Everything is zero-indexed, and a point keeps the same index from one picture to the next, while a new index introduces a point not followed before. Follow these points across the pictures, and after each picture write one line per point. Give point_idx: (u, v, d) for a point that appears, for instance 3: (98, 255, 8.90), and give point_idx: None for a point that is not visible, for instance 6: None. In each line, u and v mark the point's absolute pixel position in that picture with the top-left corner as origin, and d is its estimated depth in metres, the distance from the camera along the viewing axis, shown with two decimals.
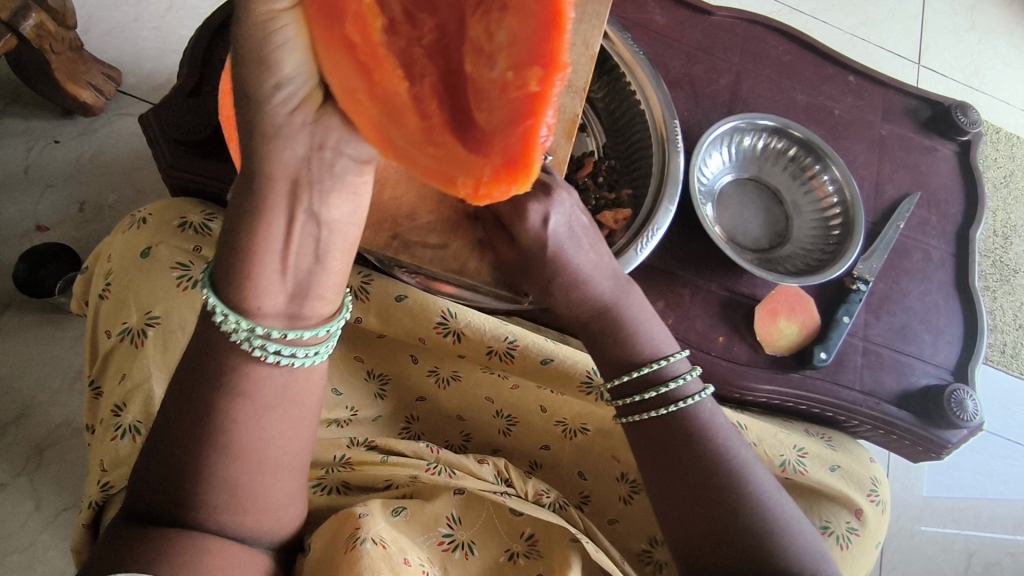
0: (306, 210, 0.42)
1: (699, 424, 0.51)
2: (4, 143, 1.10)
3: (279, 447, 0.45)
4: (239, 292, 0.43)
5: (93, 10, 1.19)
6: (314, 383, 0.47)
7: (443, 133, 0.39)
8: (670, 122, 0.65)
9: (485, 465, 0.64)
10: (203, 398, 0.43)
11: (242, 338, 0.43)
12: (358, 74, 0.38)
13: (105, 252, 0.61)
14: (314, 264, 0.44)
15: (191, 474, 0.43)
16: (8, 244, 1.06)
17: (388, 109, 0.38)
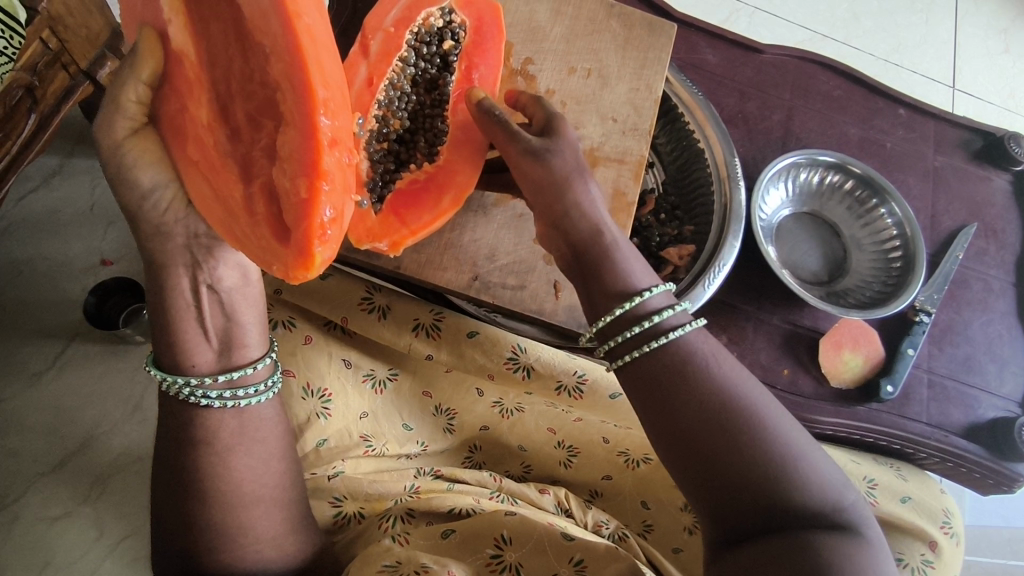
0: (206, 281, 0.47)
1: (694, 360, 0.45)
2: (72, 181, 1.15)
3: (252, 482, 0.50)
4: (178, 357, 0.48)
5: None
6: (265, 420, 0.51)
7: (264, 227, 0.41)
8: (731, 161, 0.67)
9: (545, 495, 0.67)
10: (179, 456, 0.49)
11: (185, 393, 0.48)
12: (204, 180, 0.42)
13: None
14: (228, 320, 0.49)
15: (184, 524, 0.49)
16: (73, 277, 1.10)
17: (225, 206, 0.41)
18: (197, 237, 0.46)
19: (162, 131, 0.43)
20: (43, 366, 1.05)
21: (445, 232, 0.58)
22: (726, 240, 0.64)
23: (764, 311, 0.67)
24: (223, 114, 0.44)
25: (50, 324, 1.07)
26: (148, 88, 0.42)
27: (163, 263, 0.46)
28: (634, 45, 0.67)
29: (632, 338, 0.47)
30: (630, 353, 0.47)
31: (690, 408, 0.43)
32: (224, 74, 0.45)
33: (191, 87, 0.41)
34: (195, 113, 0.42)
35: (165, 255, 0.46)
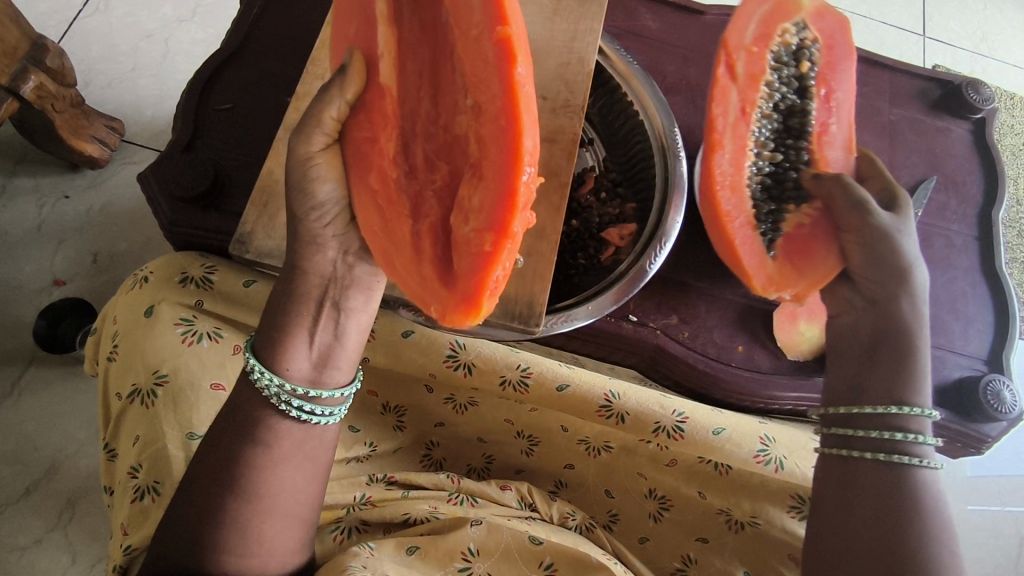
0: (331, 301, 0.48)
1: (921, 490, 0.47)
2: (17, 202, 1.12)
3: (291, 496, 0.47)
4: (276, 355, 0.47)
5: (92, 64, 1.21)
6: (327, 441, 0.49)
7: (431, 279, 0.43)
8: (671, 131, 0.63)
9: (507, 492, 0.65)
10: (226, 445, 0.47)
11: (272, 394, 0.47)
12: (375, 212, 0.45)
13: (113, 311, 0.60)
14: (333, 338, 0.49)
15: (209, 515, 0.45)
16: (25, 301, 1.07)
17: (392, 240, 0.44)
18: (346, 257, 0.49)
19: (347, 152, 0.47)
20: (2, 393, 1.02)
21: None
22: (668, 215, 0.60)
23: (716, 287, 0.64)
24: (404, 152, 0.47)
25: (5, 351, 1.04)
26: (348, 106, 0.45)
27: (300, 265, 0.48)
28: (564, 15, 0.62)
29: (885, 445, 0.49)
30: (867, 455, 0.49)
31: (848, 522, 0.47)
32: (410, 115, 0.48)
33: (384, 120, 0.45)
34: (384, 146, 0.45)
35: (312, 266, 0.48)
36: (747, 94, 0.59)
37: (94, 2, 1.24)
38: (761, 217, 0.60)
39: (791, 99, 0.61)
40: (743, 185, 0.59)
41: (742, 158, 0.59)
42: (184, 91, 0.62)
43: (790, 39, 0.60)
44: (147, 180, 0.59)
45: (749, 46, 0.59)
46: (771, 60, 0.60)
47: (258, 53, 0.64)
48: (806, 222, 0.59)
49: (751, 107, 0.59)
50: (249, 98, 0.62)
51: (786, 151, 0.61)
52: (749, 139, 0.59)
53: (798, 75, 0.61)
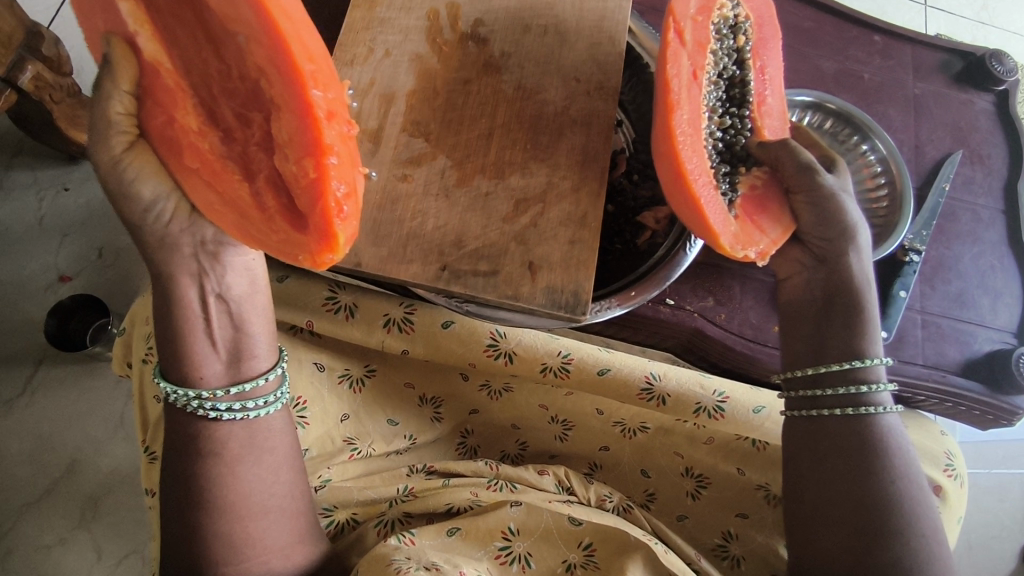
0: (214, 294, 0.49)
1: (882, 434, 0.52)
2: (15, 197, 1.09)
3: (262, 493, 0.49)
4: (188, 368, 0.49)
5: (85, 51, 1.17)
6: (275, 430, 0.51)
7: (280, 227, 0.43)
8: None
9: (546, 476, 0.64)
10: (182, 468, 0.49)
11: (193, 404, 0.49)
12: (206, 188, 0.44)
13: (144, 311, 0.59)
14: (236, 331, 0.50)
15: (189, 536, 0.48)
16: (31, 298, 1.05)
17: (235, 207, 0.44)
18: (204, 246, 0.48)
19: (152, 144, 0.45)
20: (15, 393, 1.00)
21: (406, 222, 0.54)
22: None
23: (751, 268, 0.64)
24: (209, 119, 0.46)
25: (14, 350, 1.02)
26: (131, 98, 0.44)
27: (168, 275, 0.48)
28: None
29: (843, 398, 0.53)
30: (835, 410, 0.53)
31: (822, 466, 0.52)
32: (200, 83, 0.47)
33: (175, 102, 0.44)
34: (184, 121, 0.44)
35: (178, 268, 0.48)
36: (697, 59, 0.51)
37: None
38: (720, 180, 0.53)
39: (732, 70, 0.53)
40: (704, 143, 0.50)
41: (701, 120, 0.50)
42: None
43: (726, 14, 0.53)
44: None
45: (694, 14, 0.51)
46: (715, 28, 0.52)
47: None
48: (758, 185, 0.54)
49: (702, 71, 0.51)
50: None
51: (736, 117, 0.53)
52: (705, 103, 0.51)
53: (736, 48, 0.53)
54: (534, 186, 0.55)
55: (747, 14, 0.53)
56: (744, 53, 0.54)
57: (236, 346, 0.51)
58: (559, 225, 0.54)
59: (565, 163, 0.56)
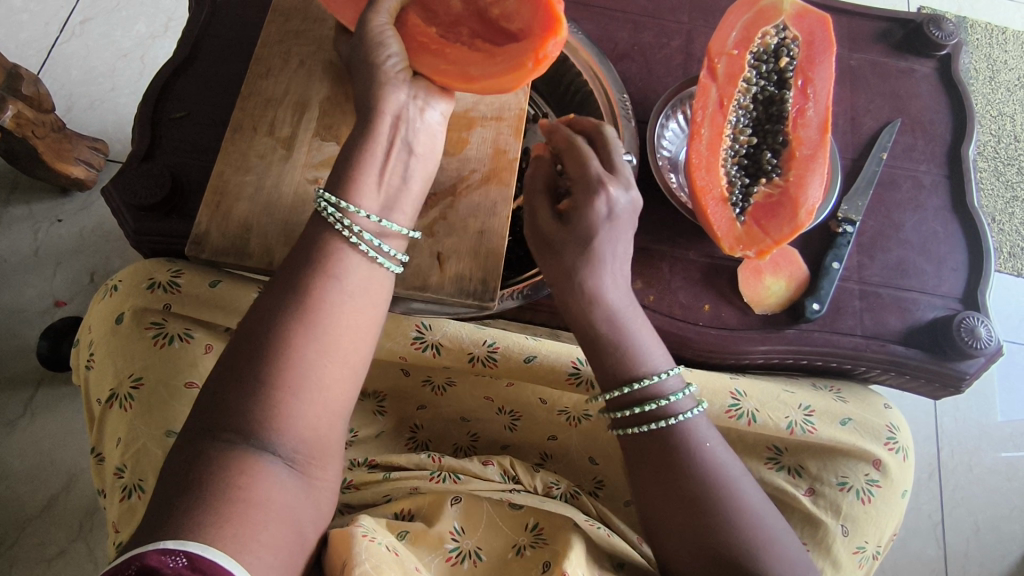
0: (403, 141, 0.47)
1: (690, 445, 0.47)
2: (13, 230, 1.15)
3: (347, 341, 0.43)
4: (348, 188, 0.45)
5: (74, 88, 1.23)
6: (377, 289, 0.45)
7: (496, 58, 0.51)
8: (620, 97, 0.64)
9: (490, 467, 0.66)
10: (290, 281, 0.43)
11: (334, 219, 0.44)
12: (437, 58, 0.50)
13: (89, 320, 0.62)
14: (403, 182, 0.47)
15: (275, 348, 0.41)
16: (29, 324, 1.10)
17: (460, 61, 0.50)
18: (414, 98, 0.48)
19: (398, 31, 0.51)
20: (15, 415, 1.05)
21: None
22: None
23: (679, 249, 0.64)
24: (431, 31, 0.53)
25: (14, 374, 1.07)
26: None
27: (373, 104, 0.47)
28: None
29: (635, 419, 0.49)
30: None
31: None
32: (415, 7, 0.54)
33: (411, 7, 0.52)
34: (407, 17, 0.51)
35: (384, 103, 0.47)
36: (726, 91, 0.59)
37: (70, 26, 1.27)
38: (734, 191, 0.58)
39: (770, 90, 0.61)
40: (719, 164, 0.57)
41: (718, 142, 0.58)
42: (140, 99, 0.63)
43: (769, 40, 0.61)
44: (110, 193, 0.60)
45: (730, 49, 0.59)
46: (752, 58, 0.60)
47: (210, 59, 0.65)
48: (774, 192, 0.59)
49: (729, 100, 0.59)
50: (203, 105, 0.64)
51: (765, 136, 0.60)
52: (727, 126, 0.59)
53: (777, 69, 0.61)
54: (445, 180, 0.56)
55: (795, 35, 0.61)
56: (788, 72, 0.61)
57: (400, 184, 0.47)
58: (468, 216, 0.55)
59: (474, 157, 0.57)
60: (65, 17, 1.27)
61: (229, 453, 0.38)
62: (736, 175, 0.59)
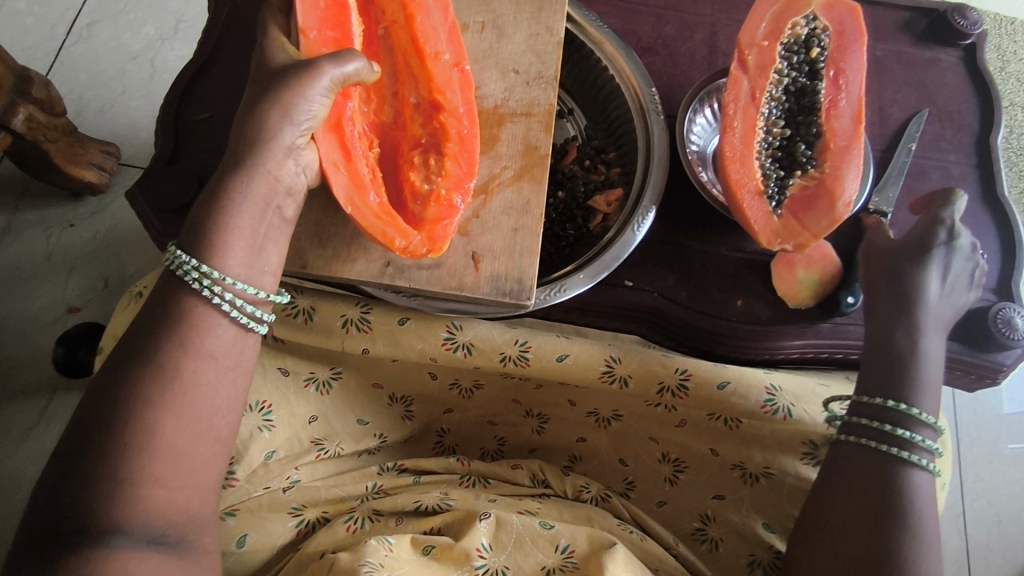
0: (278, 203, 0.46)
1: None
2: (24, 236, 1.14)
3: (206, 405, 0.42)
4: (207, 241, 0.44)
5: (82, 92, 1.22)
6: (238, 347, 0.45)
7: (382, 210, 0.49)
8: (648, 91, 0.62)
9: (519, 471, 0.66)
10: (139, 352, 0.41)
11: (193, 278, 0.43)
12: (339, 149, 0.49)
13: (113, 329, 0.61)
14: (262, 245, 0.46)
15: (123, 425, 0.39)
16: (42, 331, 1.09)
17: (355, 177, 0.49)
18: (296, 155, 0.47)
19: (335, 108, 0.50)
20: (29, 422, 1.03)
21: (350, 222, 0.53)
22: (655, 174, 0.60)
23: (710, 244, 0.63)
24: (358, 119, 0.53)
25: (28, 381, 1.06)
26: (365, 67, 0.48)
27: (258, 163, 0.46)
28: None
29: (874, 431, 0.52)
30: (865, 441, 0.52)
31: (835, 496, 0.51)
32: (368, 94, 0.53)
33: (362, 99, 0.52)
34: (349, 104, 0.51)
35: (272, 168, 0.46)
36: (758, 83, 0.58)
37: (77, 30, 1.26)
38: (769, 184, 0.58)
39: (802, 81, 0.60)
40: (754, 158, 0.57)
41: (752, 135, 0.57)
42: (161, 102, 0.62)
43: (799, 30, 0.60)
44: (133, 197, 0.59)
45: (761, 40, 0.59)
46: (783, 49, 0.60)
47: (230, 58, 0.64)
48: (811, 184, 0.58)
49: (761, 92, 0.58)
50: (225, 106, 0.62)
51: (798, 128, 0.59)
52: (759, 119, 0.58)
53: (808, 60, 0.60)
54: (477, 178, 0.55)
55: (825, 25, 0.60)
56: (819, 63, 0.60)
57: (266, 243, 0.46)
58: (502, 214, 0.54)
59: (506, 154, 0.56)
60: (71, 20, 1.26)
61: (83, 556, 0.36)
62: (770, 168, 0.59)
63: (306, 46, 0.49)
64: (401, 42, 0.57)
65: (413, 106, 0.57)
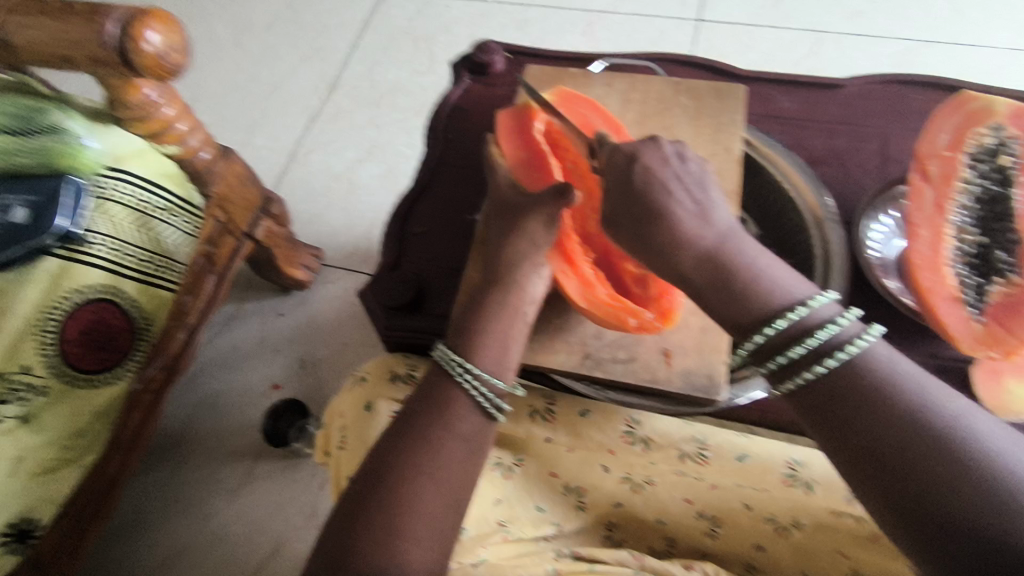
0: (524, 310, 0.57)
1: (880, 379, 0.43)
2: (244, 322, 1.36)
3: (456, 481, 0.49)
4: (471, 342, 0.54)
5: (298, 205, 1.48)
6: (480, 433, 0.52)
7: (612, 299, 0.59)
8: (822, 202, 0.66)
9: (693, 572, 0.62)
10: (412, 428, 0.51)
11: (454, 367, 0.53)
12: (565, 260, 0.60)
13: (338, 408, 0.70)
14: (507, 344, 0.55)
15: (394, 486, 0.48)
16: (251, 404, 1.27)
17: (584, 279, 0.59)
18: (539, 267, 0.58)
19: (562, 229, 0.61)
20: (236, 483, 1.19)
21: (552, 319, 0.62)
22: (834, 281, 0.62)
23: (898, 349, 0.63)
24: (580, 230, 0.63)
25: (237, 447, 1.22)
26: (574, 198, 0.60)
27: (510, 278, 0.57)
28: (706, 113, 0.69)
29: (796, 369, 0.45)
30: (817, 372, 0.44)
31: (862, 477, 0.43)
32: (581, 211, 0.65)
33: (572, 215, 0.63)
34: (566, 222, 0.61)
35: (521, 280, 0.57)
36: (943, 191, 0.59)
37: (298, 156, 1.55)
38: (966, 291, 0.58)
39: (993, 189, 0.59)
40: (946, 265, 0.58)
41: (941, 244, 0.58)
42: (388, 219, 0.76)
43: (984, 140, 0.60)
44: (366, 296, 0.72)
45: (942, 150, 0.61)
46: (968, 160, 0.60)
47: (443, 185, 0.78)
48: (1015, 294, 0.56)
49: (947, 202, 0.59)
50: (439, 222, 0.75)
51: (992, 235, 0.59)
52: (948, 227, 0.59)
53: (998, 168, 0.59)
54: None
55: (1015, 133, 0.60)
56: (1010, 170, 0.59)
57: (512, 342, 0.56)
58: (690, 314, 0.60)
59: None
60: (295, 150, 1.56)
61: None
62: (965, 275, 0.58)
63: (530, 187, 0.65)
64: None
65: None
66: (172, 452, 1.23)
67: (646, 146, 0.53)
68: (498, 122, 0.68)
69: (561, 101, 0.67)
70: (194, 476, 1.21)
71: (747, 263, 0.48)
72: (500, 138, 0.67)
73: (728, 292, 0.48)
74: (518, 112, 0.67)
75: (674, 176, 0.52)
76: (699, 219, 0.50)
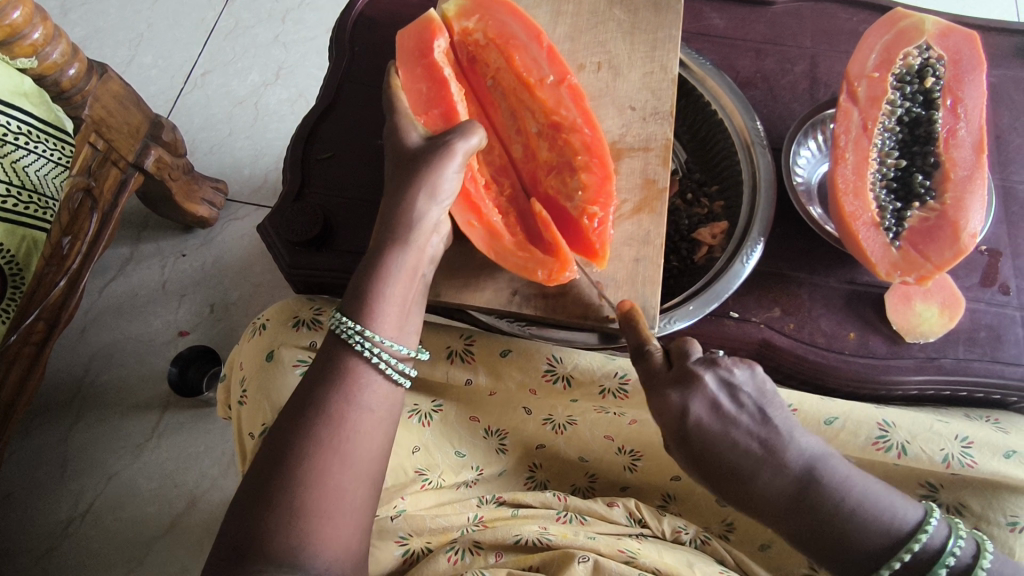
0: (420, 270, 0.52)
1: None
2: (142, 264, 1.24)
3: (363, 450, 0.45)
4: (365, 309, 0.48)
5: (197, 133, 1.34)
6: (380, 397, 0.48)
7: (519, 248, 0.55)
8: (752, 126, 0.63)
9: (615, 508, 0.62)
10: (308, 401, 0.46)
11: (348, 334, 0.48)
12: (471, 210, 0.55)
13: (238, 358, 0.63)
14: (404, 307, 0.50)
15: (291, 461, 0.43)
16: (155, 353, 1.17)
17: (490, 230, 0.55)
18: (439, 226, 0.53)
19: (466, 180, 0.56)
20: (143, 437, 1.11)
21: (477, 254, 0.58)
22: (760, 210, 0.61)
23: (818, 275, 0.63)
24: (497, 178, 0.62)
25: (142, 399, 1.14)
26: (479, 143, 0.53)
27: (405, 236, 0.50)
28: (640, 28, 0.64)
29: None
30: None
31: None
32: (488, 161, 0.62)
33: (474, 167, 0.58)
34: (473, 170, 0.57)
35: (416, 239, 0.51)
36: (869, 114, 0.58)
37: (193, 78, 1.38)
38: (885, 216, 0.57)
39: (916, 112, 0.59)
40: (867, 189, 0.57)
41: (865, 167, 0.57)
42: (290, 142, 0.68)
43: (912, 60, 0.59)
44: (266, 229, 0.65)
45: (871, 72, 0.59)
46: (893, 81, 0.59)
47: (350, 106, 0.70)
48: (932, 215, 0.56)
49: (872, 124, 0.58)
50: (348, 147, 0.68)
51: (914, 158, 0.58)
52: (872, 150, 0.57)
53: (923, 90, 0.59)
54: None
55: (940, 54, 0.59)
56: (934, 92, 0.59)
57: (412, 306, 0.51)
58: (623, 244, 0.58)
59: (626, 188, 0.59)
60: (189, 70, 1.38)
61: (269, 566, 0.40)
62: (885, 200, 0.58)
63: (426, 125, 0.55)
64: (508, 85, 0.61)
65: (536, 136, 0.61)
66: (68, 408, 1.13)
67: (693, 397, 0.48)
68: (396, 42, 0.59)
69: (472, 9, 0.60)
70: (94, 432, 1.11)
71: (842, 498, 0.46)
72: (397, 62, 0.58)
73: (833, 527, 0.46)
74: (418, 27, 0.58)
75: (733, 425, 0.48)
76: (772, 470, 0.48)
